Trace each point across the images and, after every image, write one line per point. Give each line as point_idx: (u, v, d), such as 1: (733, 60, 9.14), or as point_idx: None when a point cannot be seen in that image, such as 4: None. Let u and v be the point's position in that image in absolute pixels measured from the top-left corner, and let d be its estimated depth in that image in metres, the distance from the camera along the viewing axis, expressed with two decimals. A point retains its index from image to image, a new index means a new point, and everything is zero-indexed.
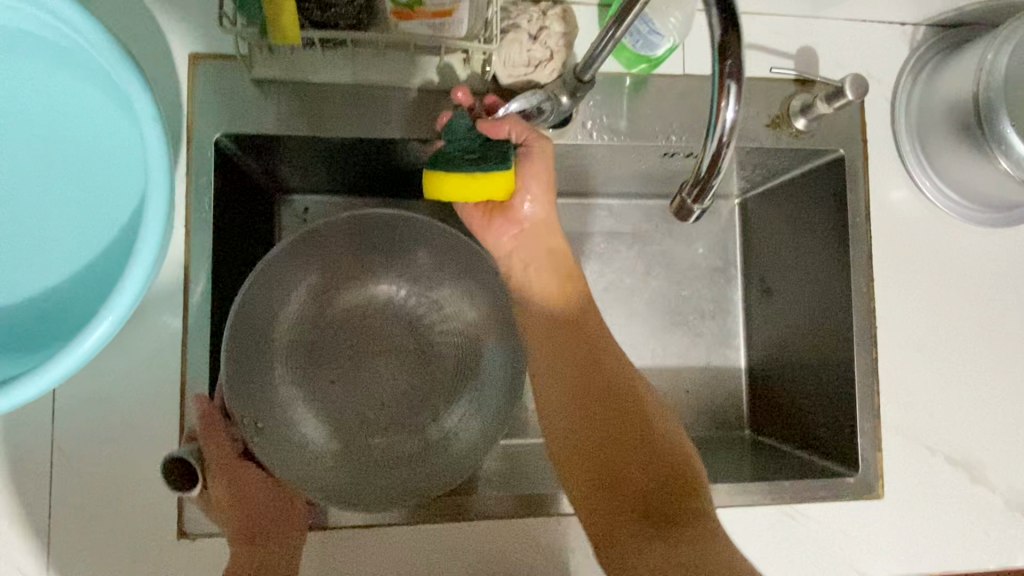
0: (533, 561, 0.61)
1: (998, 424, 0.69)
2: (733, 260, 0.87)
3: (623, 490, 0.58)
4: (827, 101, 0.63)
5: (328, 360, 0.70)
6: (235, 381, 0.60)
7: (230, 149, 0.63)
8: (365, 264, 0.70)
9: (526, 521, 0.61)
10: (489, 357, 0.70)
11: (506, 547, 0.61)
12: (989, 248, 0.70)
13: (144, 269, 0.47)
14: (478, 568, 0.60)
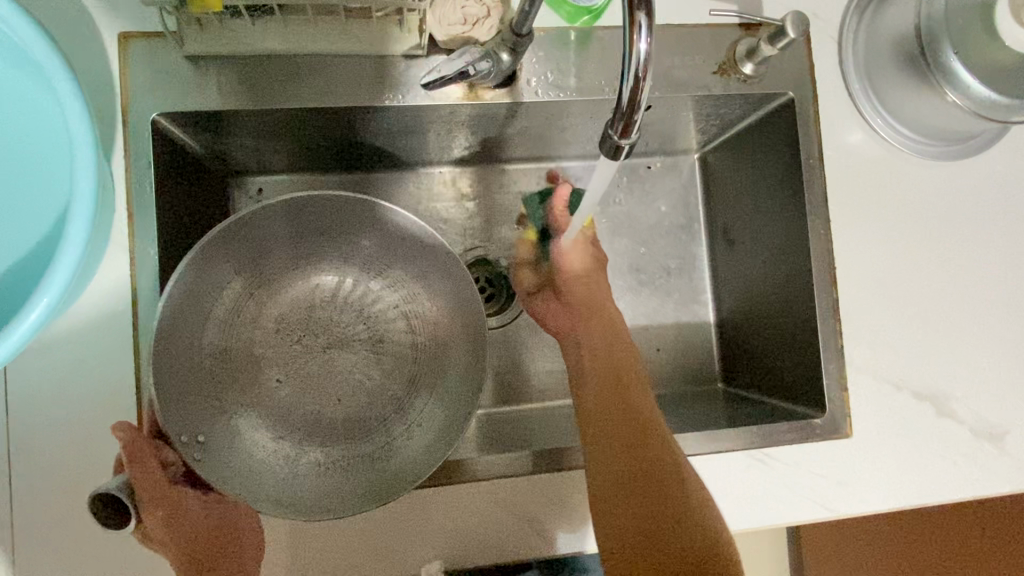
0: (511, 527, 0.61)
1: (963, 357, 0.69)
2: (696, 215, 0.87)
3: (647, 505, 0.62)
4: (770, 43, 0.63)
5: (275, 359, 0.68)
6: (168, 393, 0.55)
7: (174, 130, 0.62)
8: (308, 257, 0.68)
9: (502, 484, 0.61)
10: (450, 342, 0.68)
11: (479, 511, 0.60)
12: (944, 182, 0.70)
13: (76, 249, 0.46)
14: (456, 537, 0.60)
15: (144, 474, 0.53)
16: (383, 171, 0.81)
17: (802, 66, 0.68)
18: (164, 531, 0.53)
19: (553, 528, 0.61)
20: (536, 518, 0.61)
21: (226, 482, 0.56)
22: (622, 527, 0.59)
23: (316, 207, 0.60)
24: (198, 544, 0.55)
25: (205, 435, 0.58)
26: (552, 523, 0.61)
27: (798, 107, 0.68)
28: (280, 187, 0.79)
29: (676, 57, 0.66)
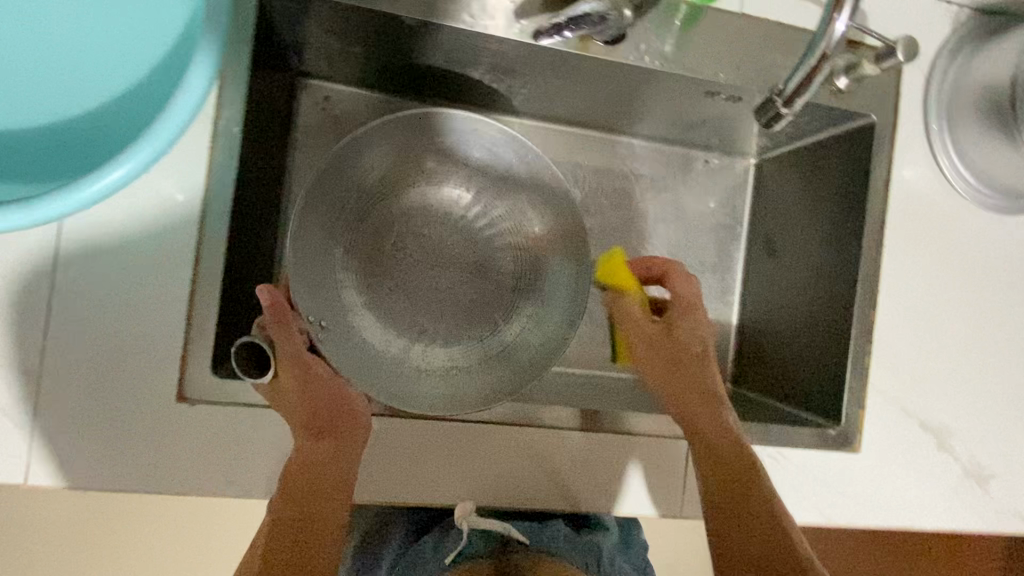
0: (528, 476, 0.62)
1: (971, 398, 0.73)
2: (741, 217, 0.88)
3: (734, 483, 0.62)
4: (874, 62, 0.64)
5: (391, 267, 0.72)
6: (296, 266, 0.63)
7: (267, 11, 0.59)
8: (437, 171, 0.73)
9: (528, 433, 0.62)
10: (551, 271, 0.73)
11: (504, 454, 0.62)
12: (992, 233, 0.73)
13: (194, 97, 0.46)
14: (476, 476, 0.61)
15: (283, 339, 0.56)
16: (452, 104, 0.79)
17: (890, 92, 0.70)
18: (295, 389, 0.56)
19: (574, 484, 0.63)
20: (555, 473, 0.63)
21: (331, 350, 0.64)
22: (738, 534, 0.63)
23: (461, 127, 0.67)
24: (323, 414, 0.57)
25: (326, 323, 0.66)
26: (572, 479, 0.63)
27: (878, 130, 0.70)
28: (345, 97, 0.77)
29: (779, 54, 0.67)
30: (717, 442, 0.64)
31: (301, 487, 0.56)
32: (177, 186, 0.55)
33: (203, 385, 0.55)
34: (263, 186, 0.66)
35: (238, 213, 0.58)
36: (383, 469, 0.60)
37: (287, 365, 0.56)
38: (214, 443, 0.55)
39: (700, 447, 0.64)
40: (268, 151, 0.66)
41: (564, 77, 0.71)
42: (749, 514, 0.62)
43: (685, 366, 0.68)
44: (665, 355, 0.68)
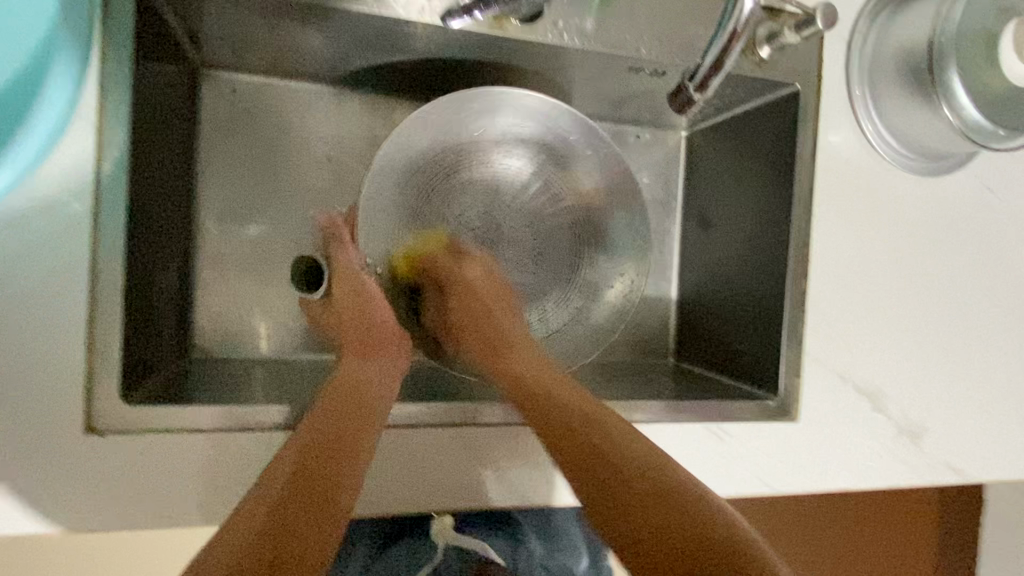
0: (471, 472, 0.61)
1: (902, 358, 0.74)
2: (676, 191, 0.87)
3: (564, 445, 0.55)
4: (794, 31, 0.64)
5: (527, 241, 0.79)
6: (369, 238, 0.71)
7: (155, 1, 0.55)
8: (488, 145, 0.75)
9: (470, 430, 0.61)
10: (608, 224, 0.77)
11: (443, 455, 0.61)
12: (917, 195, 0.74)
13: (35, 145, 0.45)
14: (418, 477, 0.60)
15: (342, 259, 0.65)
16: (372, 90, 0.76)
17: (812, 60, 0.69)
18: (348, 307, 0.65)
19: (518, 477, 0.63)
20: (501, 467, 0.62)
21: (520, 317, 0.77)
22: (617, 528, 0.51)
23: (510, 103, 0.70)
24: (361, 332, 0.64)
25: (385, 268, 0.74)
26: (516, 472, 0.63)
27: (802, 100, 0.69)
28: (253, 87, 0.72)
29: (701, 26, 0.65)
30: (603, 419, 0.57)
31: (336, 405, 0.56)
32: (51, 206, 0.50)
33: (111, 411, 0.52)
34: (164, 189, 0.61)
35: (134, 226, 0.54)
36: (384, 464, 0.59)
37: (339, 282, 0.65)
38: (133, 472, 0.52)
39: (535, 394, 0.59)
40: (165, 153, 0.61)
41: (483, 57, 0.68)
42: (591, 475, 0.54)
43: (489, 322, 0.68)
44: (462, 315, 0.69)
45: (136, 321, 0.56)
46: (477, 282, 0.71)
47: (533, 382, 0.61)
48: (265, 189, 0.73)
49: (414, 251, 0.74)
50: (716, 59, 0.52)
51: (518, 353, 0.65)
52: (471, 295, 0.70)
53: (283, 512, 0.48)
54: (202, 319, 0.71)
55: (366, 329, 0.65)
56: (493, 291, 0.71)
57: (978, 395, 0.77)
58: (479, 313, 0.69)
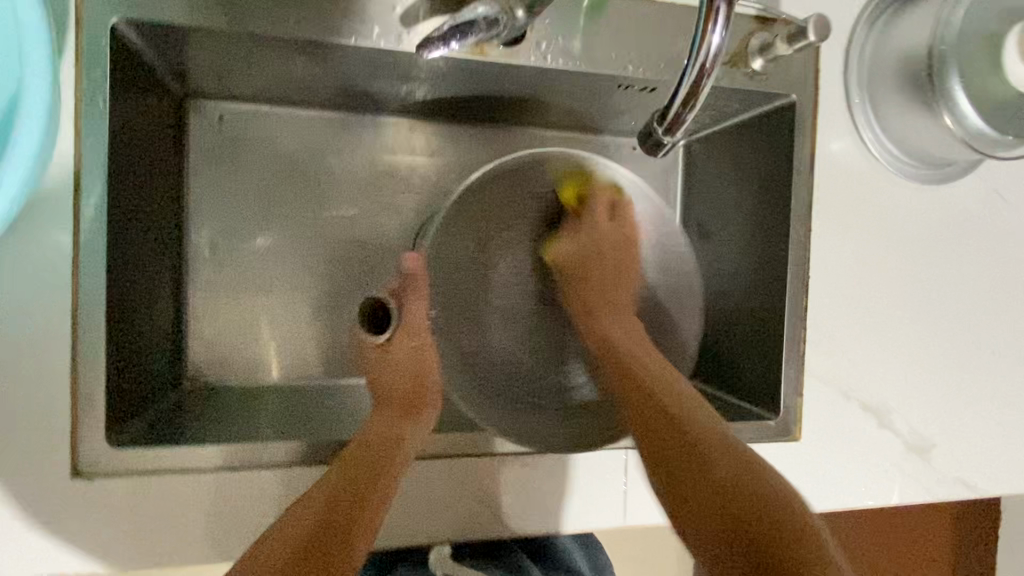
0: (498, 498, 0.62)
1: (910, 372, 0.72)
2: (673, 203, 0.85)
3: (671, 455, 0.60)
4: (787, 42, 0.61)
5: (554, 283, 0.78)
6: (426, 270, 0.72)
7: (134, 42, 0.54)
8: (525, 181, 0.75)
9: (472, 459, 0.61)
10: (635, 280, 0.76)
11: (464, 484, 0.61)
12: (921, 204, 0.72)
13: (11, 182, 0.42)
14: (448, 508, 0.61)
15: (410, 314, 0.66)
16: (361, 113, 0.75)
17: (807, 69, 0.67)
18: (397, 370, 0.66)
19: (507, 507, 0.62)
20: (528, 492, 0.63)
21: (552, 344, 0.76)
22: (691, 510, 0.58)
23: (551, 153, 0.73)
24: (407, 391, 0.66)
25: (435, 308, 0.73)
26: (505, 500, 0.62)
27: (799, 111, 0.67)
28: (240, 115, 0.72)
29: (689, 40, 0.64)
30: (712, 458, 0.59)
31: (356, 465, 0.57)
32: (30, 251, 0.50)
33: (100, 456, 0.52)
34: (150, 225, 0.61)
35: (117, 267, 0.54)
36: (411, 500, 0.60)
37: (410, 335, 0.67)
38: (125, 514, 0.53)
39: (670, 411, 0.62)
40: (150, 188, 0.61)
41: (469, 79, 0.67)
42: (693, 473, 0.59)
43: (616, 273, 0.75)
44: (603, 270, 0.74)
45: (122, 359, 0.56)
46: (611, 263, 0.75)
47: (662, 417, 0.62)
48: (257, 217, 0.73)
49: (578, 182, 0.75)
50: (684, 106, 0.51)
51: (606, 315, 0.72)
52: (601, 271, 0.74)
53: (315, 542, 0.52)
54: (197, 350, 0.71)
55: (398, 386, 0.66)
56: (626, 336, 0.71)
57: (991, 407, 0.75)
58: (615, 268, 0.75)
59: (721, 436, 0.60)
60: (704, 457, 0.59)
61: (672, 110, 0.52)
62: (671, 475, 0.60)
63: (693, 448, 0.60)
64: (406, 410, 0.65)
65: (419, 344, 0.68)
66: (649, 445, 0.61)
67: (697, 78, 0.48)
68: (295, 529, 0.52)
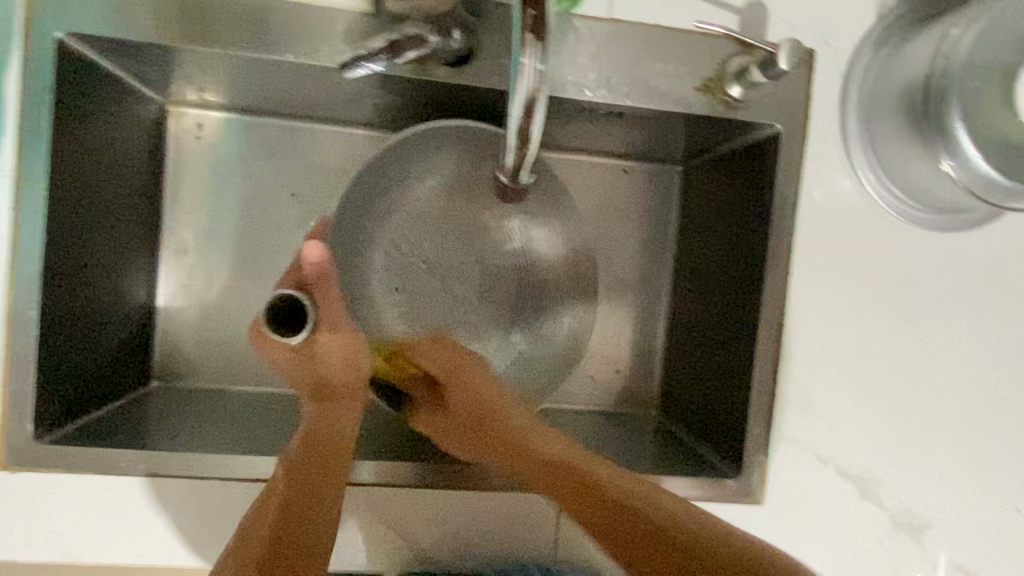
0: (432, 528, 0.62)
1: (901, 438, 0.64)
2: (665, 228, 0.78)
3: (565, 490, 0.56)
4: (762, 68, 0.56)
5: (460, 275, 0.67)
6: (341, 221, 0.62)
7: (89, 54, 0.57)
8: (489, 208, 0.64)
9: (432, 492, 0.62)
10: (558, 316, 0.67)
11: (405, 509, 0.62)
12: (929, 252, 0.64)
13: None
14: (376, 531, 0.61)
15: (320, 298, 0.54)
16: (339, 124, 0.75)
17: (795, 98, 0.61)
18: (335, 350, 0.56)
19: (421, 539, 0.62)
20: (468, 526, 0.63)
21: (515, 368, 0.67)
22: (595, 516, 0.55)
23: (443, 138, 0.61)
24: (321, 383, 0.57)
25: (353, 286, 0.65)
26: (420, 533, 0.62)
27: (783, 144, 0.61)
28: (218, 124, 0.74)
29: (656, 63, 0.59)
30: (611, 495, 0.55)
31: (317, 455, 0.56)
32: None
33: (26, 448, 0.56)
34: (118, 227, 0.65)
35: (61, 264, 0.58)
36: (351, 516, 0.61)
37: (324, 329, 0.55)
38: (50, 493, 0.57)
39: (477, 418, 0.61)
40: (117, 193, 0.65)
41: (431, 98, 0.65)
42: (600, 515, 0.55)
43: (490, 418, 0.60)
44: (463, 399, 0.61)
45: (66, 354, 0.60)
46: (470, 384, 0.62)
47: (545, 466, 0.57)
48: (229, 223, 0.74)
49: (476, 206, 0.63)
50: (521, 137, 0.47)
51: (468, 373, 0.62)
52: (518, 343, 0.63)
53: (278, 539, 0.54)
54: (165, 350, 0.74)
55: (340, 375, 0.57)
56: (482, 376, 0.63)
57: (998, 485, 0.66)
58: (455, 376, 0.62)
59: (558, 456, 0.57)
60: (570, 478, 0.56)
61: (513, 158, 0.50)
62: (506, 450, 0.59)
63: (519, 449, 0.59)
64: (320, 393, 0.57)
65: (331, 331, 0.55)
66: (509, 467, 0.59)
67: (525, 102, 0.44)
68: (253, 540, 0.54)
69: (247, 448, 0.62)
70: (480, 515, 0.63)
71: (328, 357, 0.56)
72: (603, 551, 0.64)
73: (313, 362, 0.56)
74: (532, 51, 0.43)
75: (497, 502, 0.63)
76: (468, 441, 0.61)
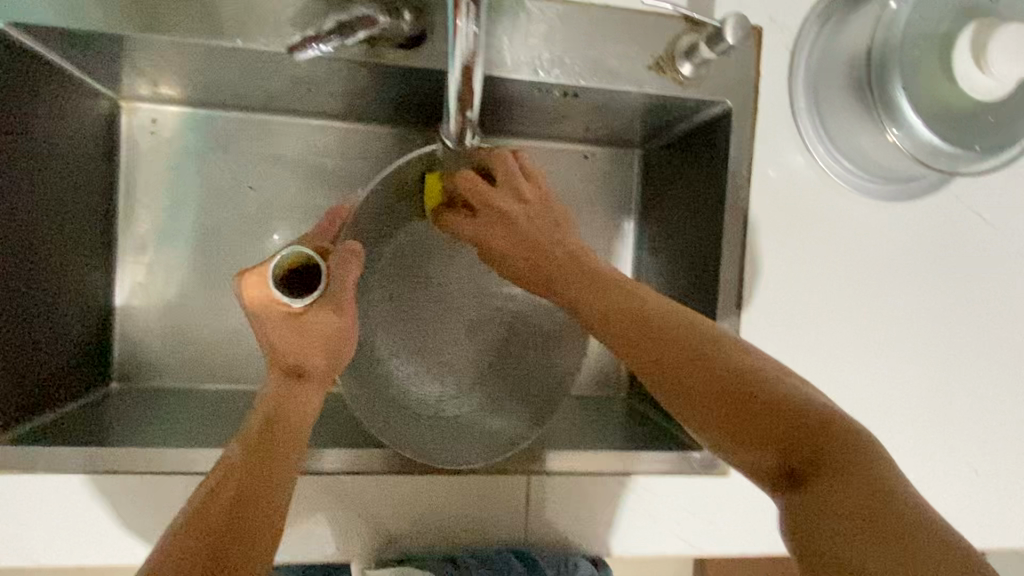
0: (401, 517, 0.62)
1: (862, 404, 0.66)
2: (627, 210, 0.79)
3: (685, 365, 0.44)
4: (709, 44, 0.57)
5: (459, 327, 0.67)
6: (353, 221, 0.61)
7: (31, 44, 0.56)
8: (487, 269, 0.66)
9: (398, 476, 0.61)
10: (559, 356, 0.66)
11: (371, 497, 0.61)
12: (880, 223, 0.65)
13: None
14: (346, 520, 0.61)
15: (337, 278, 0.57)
16: (298, 115, 0.74)
17: (743, 76, 0.62)
18: (307, 338, 0.56)
19: (389, 524, 0.62)
20: (441, 513, 0.63)
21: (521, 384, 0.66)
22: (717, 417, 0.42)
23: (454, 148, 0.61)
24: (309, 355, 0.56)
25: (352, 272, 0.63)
26: (389, 519, 0.62)
27: (735, 120, 0.62)
28: (176, 119, 0.73)
29: (608, 42, 0.60)
30: (656, 334, 0.46)
31: (274, 432, 0.51)
32: None
33: None
34: (68, 224, 0.64)
35: (8, 261, 0.57)
36: (316, 510, 0.60)
37: (330, 304, 0.57)
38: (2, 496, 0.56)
39: (599, 316, 0.49)
40: (68, 189, 0.63)
41: (387, 86, 0.65)
42: (703, 370, 0.43)
43: (539, 257, 0.56)
44: (527, 258, 0.56)
45: (16, 357, 0.58)
46: (502, 246, 0.58)
47: (621, 316, 0.48)
48: (187, 219, 0.73)
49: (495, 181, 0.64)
50: (460, 99, 0.47)
51: (505, 226, 0.58)
52: (481, 207, 0.58)
53: (232, 521, 0.46)
54: (126, 349, 0.72)
55: (317, 360, 0.56)
56: (573, 257, 0.55)
57: (955, 453, 0.67)
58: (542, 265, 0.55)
59: (668, 303, 0.48)
60: (650, 325, 0.46)
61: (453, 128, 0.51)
62: (651, 334, 0.46)
63: (662, 338, 0.46)
64: (293, 371, 0.55)
65: (333, 309, 0.57)
66: (644, 347, 0.46)
67: (462, 66, 0.45)
68: (210, 511, 0.46)
69: (206, 443, 0.61)
70: (449, 498, 0.63)
71: (320, 321, 0.56)
72: (573, 531, 0.65)
73: (316, 339, 0.56)
74: (464, 7, 0.43)
75: (465, 490, 0.63)
76: (617, 321, 0.48)
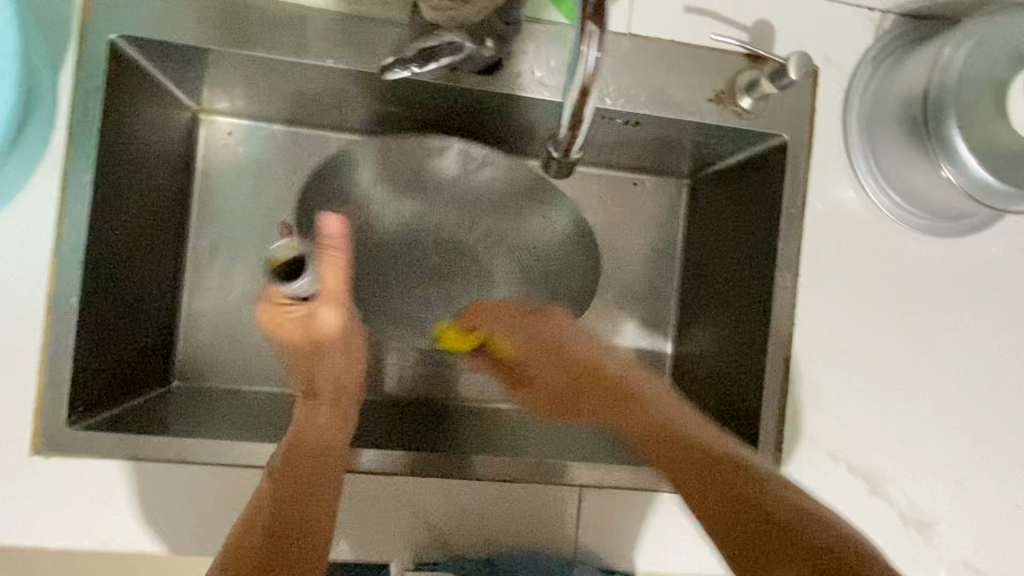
0: (452, 521, 0.63)
1: (908, 433, 0.67)
2: (674, 238, 0.82)
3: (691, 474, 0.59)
4: (772, 81, 0.60)
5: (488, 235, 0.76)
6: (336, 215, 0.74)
7: (137, 57, 0.60)
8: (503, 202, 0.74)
9: (443, 481, 0.63)
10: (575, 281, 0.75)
11: (422, 500, 0.63)
12: (929, 257, 0.67)
13: None
14: (399, 522, 0.62)
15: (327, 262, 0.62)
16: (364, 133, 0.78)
17: (800, 112, 0.65)
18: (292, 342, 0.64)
19: (441, 525, 0.63)
20: (492, 520, 0.64)
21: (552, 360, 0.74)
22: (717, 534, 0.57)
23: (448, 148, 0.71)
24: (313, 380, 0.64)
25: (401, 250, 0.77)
26: (441, 520, 0.63)
27: (790, 153, 0.65)
28: (250, 132, 0.77)
29: (672, 74, 0.63)
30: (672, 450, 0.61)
31: (301, 464, 0.58)
32: (29, 235, 0.57)
33: (63, 437, 0.57)
34: (150, 226, 0.67)
35: (103, 256, 0.60)
36: (363, 508, 0.61)
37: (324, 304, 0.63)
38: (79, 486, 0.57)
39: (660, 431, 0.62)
40: (153, 193, 0.67)
41: (458, 109, 0.69)
42: (721, 483, 0.58)
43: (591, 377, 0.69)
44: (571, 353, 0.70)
45: (99, 349, 0.61)
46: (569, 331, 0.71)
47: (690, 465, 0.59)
48: (254, 227, 0.76)
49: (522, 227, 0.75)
50: (574, 118, 0.50)
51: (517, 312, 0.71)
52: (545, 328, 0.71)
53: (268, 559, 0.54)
54: (187, 349, 0.74)
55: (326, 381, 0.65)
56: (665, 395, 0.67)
57: (999, 484, 0.68)
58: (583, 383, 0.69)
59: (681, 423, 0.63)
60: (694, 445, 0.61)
61: (562, 141, 0.53)
62: (689, 464, 0.59)
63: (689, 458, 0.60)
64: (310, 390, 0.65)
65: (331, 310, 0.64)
66: (708, 491, 0.58)
67: (581, 86, 0.47)
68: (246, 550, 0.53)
69: (268, 440, 0.62)
70: (498, 504, 0.64)
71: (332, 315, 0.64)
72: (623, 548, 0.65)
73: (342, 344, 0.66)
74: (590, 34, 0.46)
75: (514, 495, 0.64)
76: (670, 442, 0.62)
